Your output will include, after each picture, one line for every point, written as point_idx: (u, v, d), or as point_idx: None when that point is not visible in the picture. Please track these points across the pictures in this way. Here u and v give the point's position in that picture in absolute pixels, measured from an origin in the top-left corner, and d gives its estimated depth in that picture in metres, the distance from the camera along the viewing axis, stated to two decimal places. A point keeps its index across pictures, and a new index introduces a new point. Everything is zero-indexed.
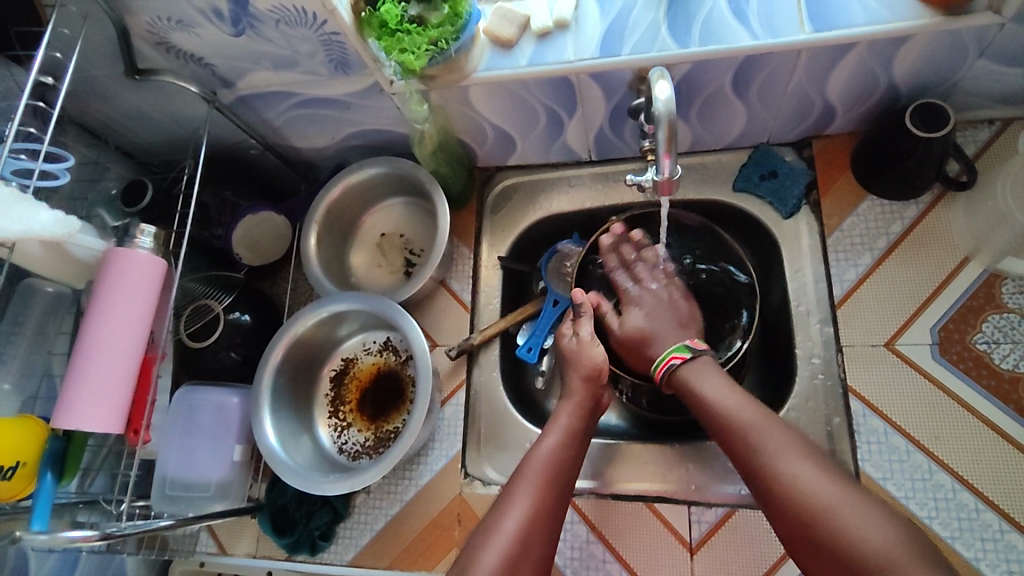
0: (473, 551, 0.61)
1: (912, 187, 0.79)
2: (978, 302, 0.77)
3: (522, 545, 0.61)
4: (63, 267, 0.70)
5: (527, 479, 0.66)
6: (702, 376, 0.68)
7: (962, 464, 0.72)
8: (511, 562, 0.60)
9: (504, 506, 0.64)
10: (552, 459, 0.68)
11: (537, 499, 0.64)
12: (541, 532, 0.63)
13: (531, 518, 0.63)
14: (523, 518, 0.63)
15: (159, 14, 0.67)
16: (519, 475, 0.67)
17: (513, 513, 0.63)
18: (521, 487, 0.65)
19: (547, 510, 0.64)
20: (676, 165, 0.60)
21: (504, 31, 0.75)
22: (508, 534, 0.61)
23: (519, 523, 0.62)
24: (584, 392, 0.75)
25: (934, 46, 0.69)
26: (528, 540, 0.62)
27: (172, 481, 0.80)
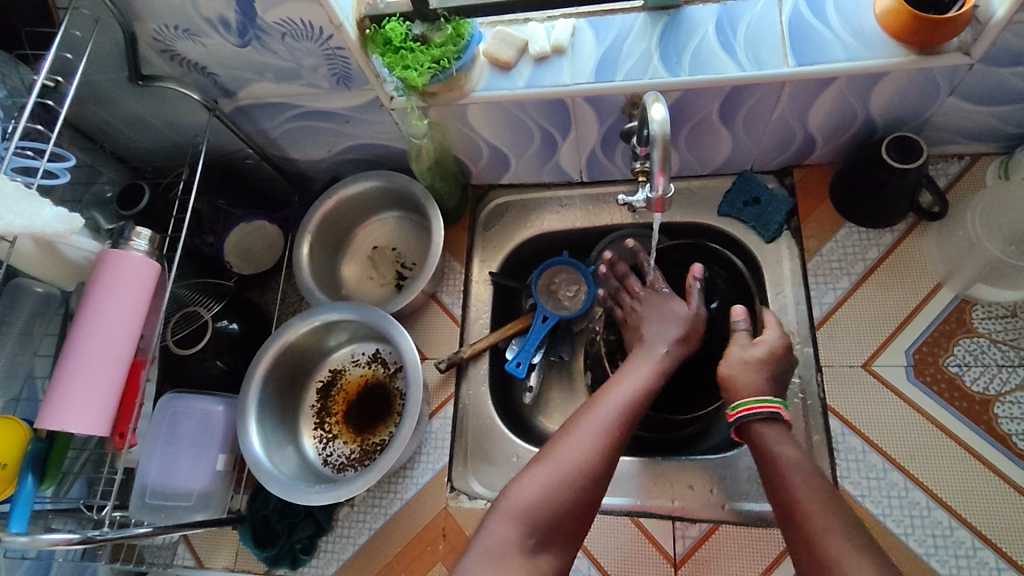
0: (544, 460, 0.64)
1: (887, 216, 0.83)
2: (950, 327, 0.80)
3: (595, 460, 0.63)
4: (55, 267, 0.70)
5: (608, 402, 0.69)
6: (783, 447, 0.66)
7: (936, 482, 0.74)
8: (581, 473, 0.62)
9: (578, 427, 0.66)
10: (636, 388, 0.70)
11: (615, 421, 0.67)
12: (617, 454, 0.65)
13: (604, 437, 0.65)
14: (599, 436, 0.65)
15: (168, 22, 0.68)
16: (595, 405, 0.69)
17: (587, 432, 0.65)
18: (595, 413, 0.67)
19: (623, 435, 0.66)
20: (668, 183, 0.61)
21: (503, 53, 0.78)
22: (581, 449, 0.63)
23: (593, 441, 0.64)
24: (680, 330, 0.80)
25: (908, 84, 0.73)
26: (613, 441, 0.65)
27: (153, 489, 0.79)
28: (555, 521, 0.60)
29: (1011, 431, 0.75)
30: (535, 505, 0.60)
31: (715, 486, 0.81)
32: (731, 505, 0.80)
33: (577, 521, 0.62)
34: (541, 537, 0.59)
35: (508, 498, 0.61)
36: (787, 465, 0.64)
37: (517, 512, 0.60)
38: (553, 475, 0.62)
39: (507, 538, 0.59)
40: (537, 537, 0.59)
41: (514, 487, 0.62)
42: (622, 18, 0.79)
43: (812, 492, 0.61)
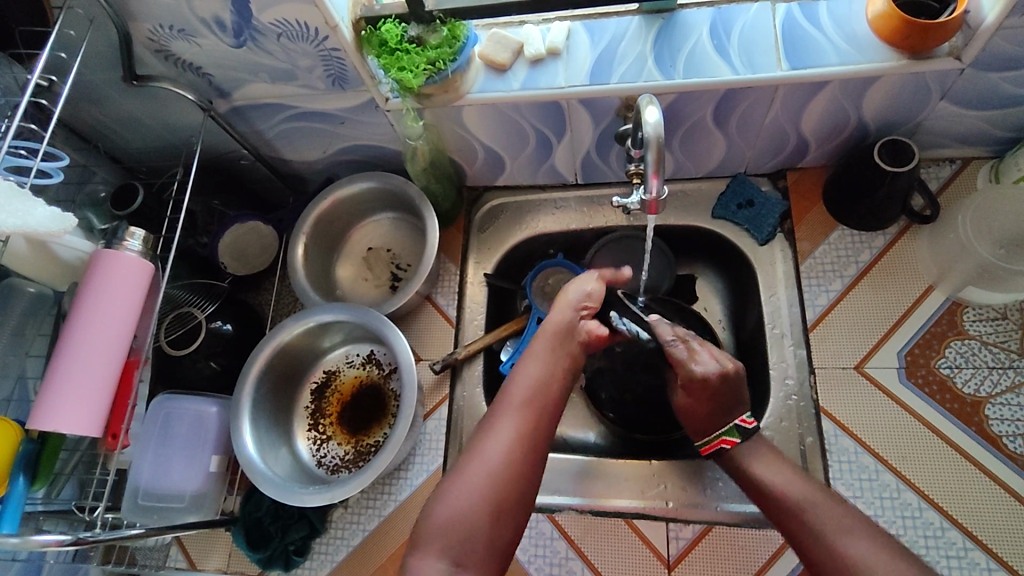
0: (458, 471, 0.65)
1: (879, 219, 0.84)
2: (941, 328, 0.81)
3: (505, 464, 0.64)
4: (47, 267, 0.69)
5: (511, 399, 0.69)
6: (763, 467, 0.68)
7: (928, 483, 0.75)
8: (493, 480, 0.63)
9: (485, 433, 0.67)
10: (527, 391, 0.70)
11: (520, 419, 0.68)
12: (525, 452, 0.65)
13: (512, 441, 0.66)
14: (508, 440, 0.66)
15: (163, 22, 0.68)
16: (499, 406, 0.69)
17: (497, 436, 0.66)
18: (503, 409, 0.69)
19: (529, 432, 0.67)
20: (662, 185, 0.62)
21: (499, 56, 0.78)
22: (491, 459, 0.64)
23: (502, 445, 0.65)
24: (562, 321, 0.76)
25: (900, 88, 0.74)
26: (512, 454, 0.65)
27: (146, 491, 0.79)
28: (482, 534, 0.61)
29: (1002, 432, 0.76)
30: (455, 525, 0.61)
31: (709, 488, 0.81)
32: (721, 506, 0.80)
33: (502, 527, 0.62)
34: (460, 558, 0.59)
35: (431, 519, 0.62)
36: (773, 480, 0.66)
37: (438, 541, 0.60)
38: (455, 504, 0.62)
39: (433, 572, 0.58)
40: (458, 558, 0.59)
41: (427, 519, 0.62)
42: (617, 21, 0.79)
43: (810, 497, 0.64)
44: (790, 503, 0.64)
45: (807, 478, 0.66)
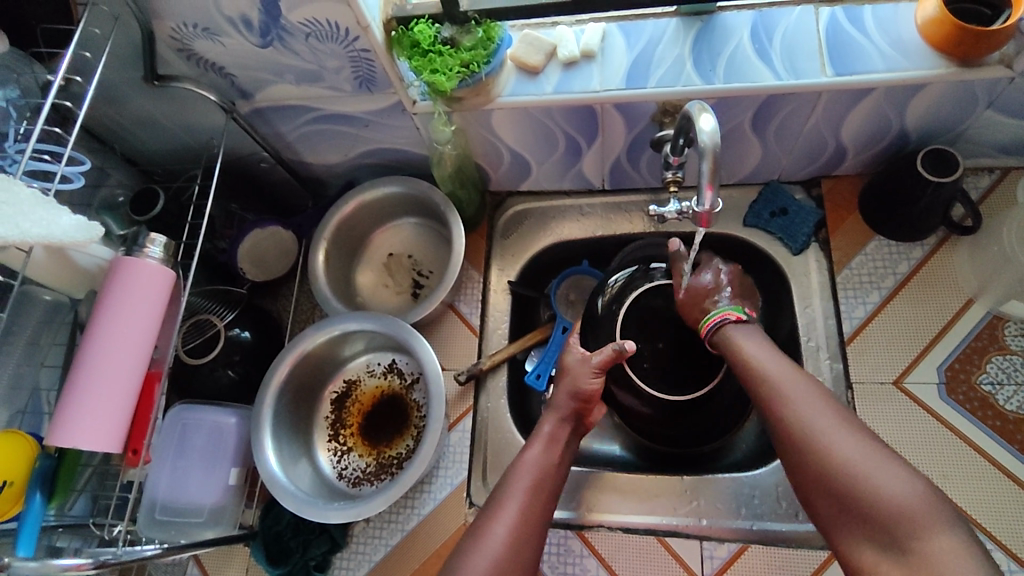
0: (460, 558, 0.60)
1: (918, 229, 0.82)
2: (982, 343, 0.79)
3: (511, 552, 0.60)
4: (64, 275, 0.67)
5: (517, 484, 0.66)
6: (751, 342, 0.67)
7: (971, 503, 0.73)
8: (500, 568, 0.59)
9: (489, 517, 0.63)
10: (537, 470, 0.67)
11: (524, 508, 0.64)
12: (531, 543, 0.62)
13: (518, 524, 0.62)
14: (513, 526, 0.62)
15: (187, 20, 0.65)
16: (502, 493, 0.65)
17: (501, 521, 0.62)
18: (504, 508, 0.64)
19: (533, 524, 0.63)
20: (717, 197, 0.58)
21: (531, 58, 0.75)
22: (495, 549, 0.60)
23: (508, 527, 0.62)
24: (567, 405, 0.73)
25: (947, 96, 0.72)
26: (522, 537, 0.62)
27: (163, 504, 0.76)
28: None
29: None
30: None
31: (743, 505, 0.79)
32: (759, 525, 0.77)
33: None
34: None
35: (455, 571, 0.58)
36: (750, 347, 0.66)
37: None
38: None
39: None
40: None
41: None
42: (653, 24, 0.77)
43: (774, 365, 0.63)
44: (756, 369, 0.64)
45: (783, 353, 0.65)
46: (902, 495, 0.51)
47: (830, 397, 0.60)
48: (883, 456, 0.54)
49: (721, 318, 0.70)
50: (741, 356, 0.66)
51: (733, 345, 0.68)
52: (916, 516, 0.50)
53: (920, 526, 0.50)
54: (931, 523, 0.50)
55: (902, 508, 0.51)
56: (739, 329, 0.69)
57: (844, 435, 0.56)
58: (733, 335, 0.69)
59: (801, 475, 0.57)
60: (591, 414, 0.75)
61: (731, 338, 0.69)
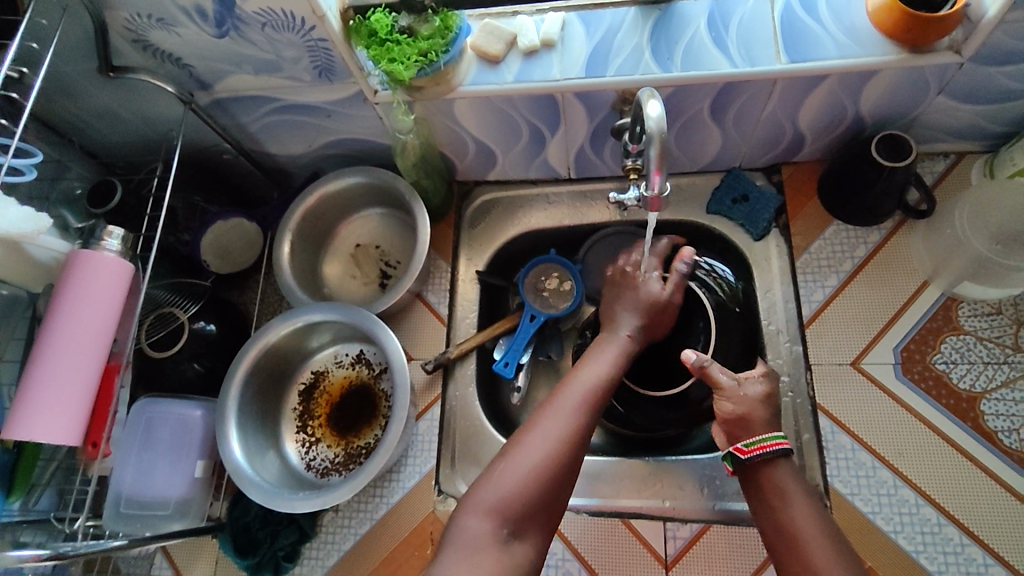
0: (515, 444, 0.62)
1: (875, 213, 0.84)
2: (937, 324, 0.81)
3: (571, 435, 0.62)
4: (17, 269, 0.66)
5: (575, 386, 0.66)
6: (797, 502, 0.61)
7: (925, 480, 0.75)
8: (558, 451, 0.61)
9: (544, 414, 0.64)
10: (602, 374, 0.68)
11: (585, 400, 0.65)
12: (587, 431, 0.63)
13: (577, 417, 0.63)
14: (573, 416, 0.63)
15: (140, 10, 0.64)
16: (560, 393, 0.66)
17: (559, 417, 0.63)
18: (564, 398, 0.65)
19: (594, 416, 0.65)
20: (665, 181, 0.60)
21: (491, 47, 0.75)
22: (553, 437, 0.61)
23: (569, 415, 0.63)
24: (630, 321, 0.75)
25: (899, 82, 0.73)
26: (581, 426, 0.63)
27: (128, 498, 0.76)
28: (537, 502, 0.59)
29: (998, 427, 0.76)
30: (511, 495, 0.58)
31: (706, 486, 0.80)
32: (721, 505, 0.79)
33: (554, 498, 0.60)
34: (516, 525, 0.57)
35: (475, 493, 0.59)
36: (797, 511, 0.60)
37: (493, 504, 0.58)
38: (520, 466, 0.59)
39: (480, 531, 0.56)
40: (513, 525, 0.57)
41: (482, 482, 0.60)
42: (613, 13, 0.78)
43: (816, 529, 0.59)
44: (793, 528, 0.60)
45: (827, 519, 0.60)
46: None
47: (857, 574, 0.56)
48: None
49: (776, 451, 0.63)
50: (791, 527, 0.60)
51: (780, 507, 0.61)
52: None
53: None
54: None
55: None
56: (788, 474, 0.63)
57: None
58: (782, 477, 0.63)
59: None
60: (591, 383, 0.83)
61: (777, 490, 0.62)
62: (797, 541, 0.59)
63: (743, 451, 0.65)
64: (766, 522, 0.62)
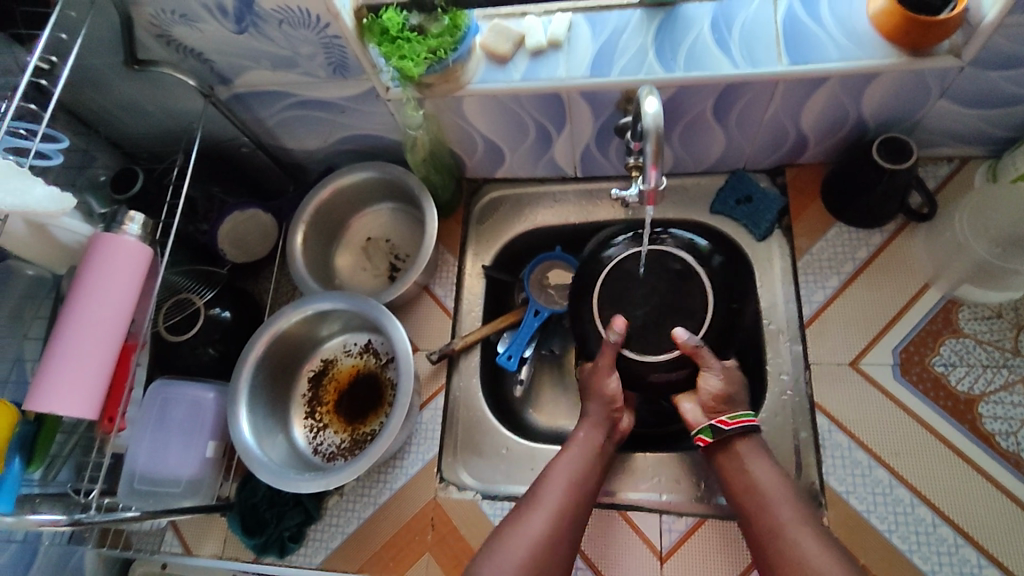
0: (498, 543, 0.67)
1: (877, 216, 0.84)
2: (937, 327, 0.81)
3: (548, 539, 0.67)
4: (42, 250, 0.69)
5: (554, 481, 0.72)
6: (760, 464, 0.70)
7: (921, 480, 0.75)
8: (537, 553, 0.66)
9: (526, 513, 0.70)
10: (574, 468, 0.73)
11: (562, 500, 0.70)
12: (563, 531, 0.68)
13: (552, 522, 0.68)
14: (549, 519, 0.69)
15: (164, 6, 0.68)
16: (537, 494, 0.71)
17: (540, 516, 0.69)
18: (542, 499, 0.70)
19: (571, 512, 0.70)
20: (661, 176, 0.61)
21: (500, 47, 0.78)
22: (531, 541, 0.67)
23: (546, 517, 0.69)
24: (598, 411, 0.78)
25: (900, 85, 0.74)
26: (557, 528, 0.68)
27: (142, 475, 0.79)
28: None
29: (995, 430, 0.76)
30: None
31: (702, 481, 0.82)
32: (718, 500, 0.80)
33: None
34: None
35: None
36: (759, 474, 0.69)
37: None
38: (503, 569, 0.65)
39: None
40: None
41: None
42: (619, 14, 0.80)
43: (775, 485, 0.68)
44: (752, 483, 0.69)
45: (787, 481, 0.69)
46: None
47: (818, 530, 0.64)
48: None
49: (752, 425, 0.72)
50: (754, 483, 0.68)
51: (747, 470, 0.70)
52: None
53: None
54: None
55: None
56: (754, 445, 0.72)
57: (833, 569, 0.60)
58: (749, 449, 0.71)
59: None
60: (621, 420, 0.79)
61: (745, 457, 0.71)
62: (759, 496, 0.68)
63: (722, 424, 0.72)
64: (730, 486, 0.70)
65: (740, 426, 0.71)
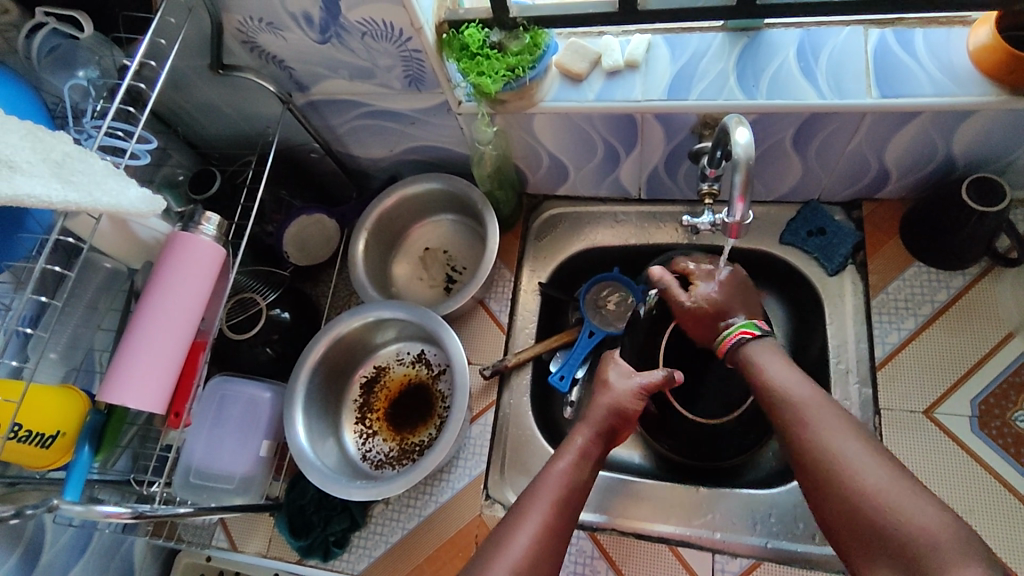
0: (483, 565, 0.56)
1: (961, 258, 0.80)
2: (1021, 379, 0.77)
3: (532, 564, 0.56)
4: (126, 247, 0.72)
5: (539, 498, 0.61)
6: (769, 359, 0.65)
7: (1001, 544, 0.71)
8: None
9: (513, 526, 0.59)
10: (564, 481, 0.63)
11: (547, 522, 0.59)
12: (551, 557, 0.57)
13: (536, 543, 0.57)
14: (538, 534, 0.58)
15: (253, 15, 0.69)
16: (525, 502, 0.61)
17: (524, 532, 0.58)
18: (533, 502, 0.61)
19: (557, 538, 0.59)
20: (747, 210, 0.59)
21: (576, 66, 0.77)
22: (520, 550, 0.56)
23: (532, 536, 0.58)
24: (599, 416, 0.69)
25: (996, 124, 0.70)
26: (543, 549, 0.57)
27: (197, 470, 0.80)
28: None
29: None
30: None
31: (760, 522, 0.78)
32: (775, 544, 0.77)
33: None
34: None
35: None
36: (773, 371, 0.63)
37: None
38: None
39: None
40: None
41: None
42: (700, 37, 0.78)
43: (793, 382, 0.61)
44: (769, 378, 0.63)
45: (811, 380, 0.62)
46: (922, 526, 0.48)
47: (857, 428, 0.56)
48: (899, 478, 0.51)
49: (738, 339, 0.68)
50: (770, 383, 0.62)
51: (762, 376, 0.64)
52: (937, 546, 0.47)
53: (945, 558, 0.46)
54: (957, 552, 0.46)
55: (929, 539, 0.47)
56: (760, 346, 0.67)
57: (873, 465, 0.52)
58: (757, 351, 0.66)
59: (827, 508, 0.54)
60: (624, 434, 0.71)
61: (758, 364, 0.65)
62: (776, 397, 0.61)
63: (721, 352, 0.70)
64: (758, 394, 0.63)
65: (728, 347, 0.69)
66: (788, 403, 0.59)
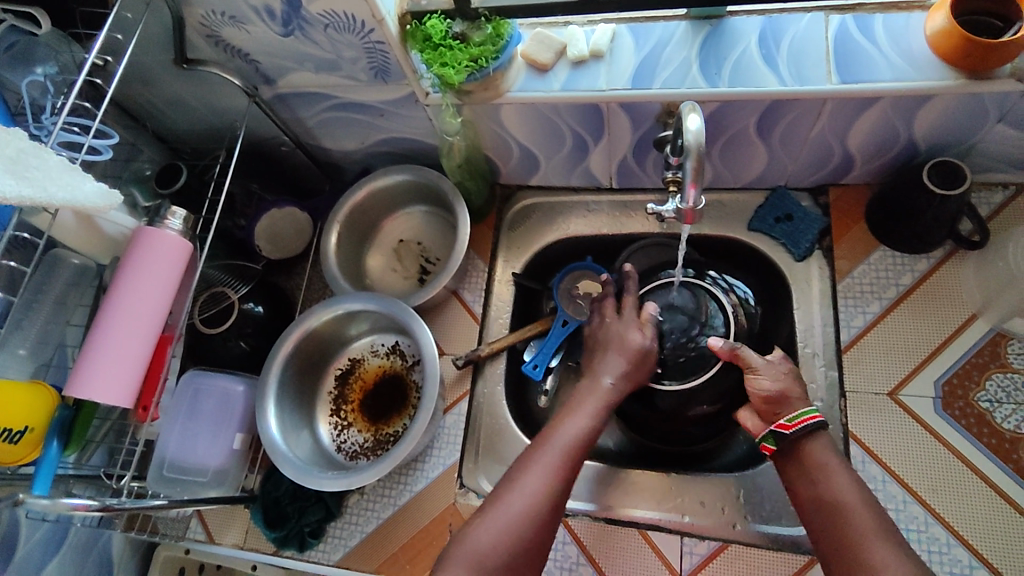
0: (498, 494, 0.64)
1: (924, 242, 0.81)
2: (983, 360, 0.78)
3: (546, 498, 0.64)
4: (90, 241, 0.72)
5: (553, 442, 0.68)
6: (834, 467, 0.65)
7: (962, 521, 0.72)
8: (534, 509, 0.63)
9: (527, 465, 0.66)
10: (578, 429, 0.70)
11: (562, 460, 0.67)
12: (563, 492, 0.65)
13: (552, 479, 0.65)
14: (553, 473, 0.65)
15: (214, 8, 0.69)
16: (542, 446, 0.68)
17: (540, 467, 0.66)
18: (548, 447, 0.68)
19: (568, 474, 0.66)
20: (700, 195, 0.61)
21: (541, 56, 0.77)
22: (530, 493, 0.63)
23: (547, 474, 0.65)
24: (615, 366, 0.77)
25: (955, 108, 0.71)
26: (555, 484, 0.65)
27: (171, 463, 0.81)
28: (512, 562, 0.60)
29: None
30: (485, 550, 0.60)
31: (729, 505, 0.79)
32: (745, 525, 0.78)
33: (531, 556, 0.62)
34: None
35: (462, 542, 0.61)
36: (835, 479, 0.64)
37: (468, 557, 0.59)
38: (499, 523, 0.61)
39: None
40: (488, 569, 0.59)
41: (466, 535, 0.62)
42: (664, 26, 0.78)
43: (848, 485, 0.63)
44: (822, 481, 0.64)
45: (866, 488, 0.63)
46: None
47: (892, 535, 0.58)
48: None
49: (812, 423, 0.67)
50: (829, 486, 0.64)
51: (823, 480, 0.64)
52: None
53: None
54: None
55: None
56: (825, 448, 0.67)
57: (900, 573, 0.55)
58: (821, 451, 0.66)
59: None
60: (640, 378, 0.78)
61: (818, 464, 0.65)
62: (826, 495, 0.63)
63: (784, 428, 0.68)
64: (807, 487, 0.65)
65: (801, 426, 0.67)
66: (835, 506, 0.62)
